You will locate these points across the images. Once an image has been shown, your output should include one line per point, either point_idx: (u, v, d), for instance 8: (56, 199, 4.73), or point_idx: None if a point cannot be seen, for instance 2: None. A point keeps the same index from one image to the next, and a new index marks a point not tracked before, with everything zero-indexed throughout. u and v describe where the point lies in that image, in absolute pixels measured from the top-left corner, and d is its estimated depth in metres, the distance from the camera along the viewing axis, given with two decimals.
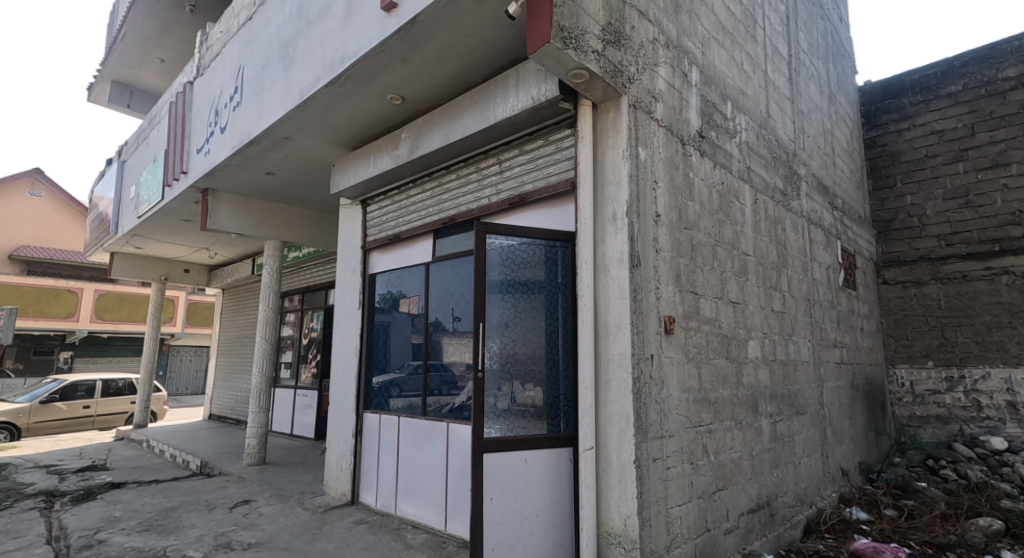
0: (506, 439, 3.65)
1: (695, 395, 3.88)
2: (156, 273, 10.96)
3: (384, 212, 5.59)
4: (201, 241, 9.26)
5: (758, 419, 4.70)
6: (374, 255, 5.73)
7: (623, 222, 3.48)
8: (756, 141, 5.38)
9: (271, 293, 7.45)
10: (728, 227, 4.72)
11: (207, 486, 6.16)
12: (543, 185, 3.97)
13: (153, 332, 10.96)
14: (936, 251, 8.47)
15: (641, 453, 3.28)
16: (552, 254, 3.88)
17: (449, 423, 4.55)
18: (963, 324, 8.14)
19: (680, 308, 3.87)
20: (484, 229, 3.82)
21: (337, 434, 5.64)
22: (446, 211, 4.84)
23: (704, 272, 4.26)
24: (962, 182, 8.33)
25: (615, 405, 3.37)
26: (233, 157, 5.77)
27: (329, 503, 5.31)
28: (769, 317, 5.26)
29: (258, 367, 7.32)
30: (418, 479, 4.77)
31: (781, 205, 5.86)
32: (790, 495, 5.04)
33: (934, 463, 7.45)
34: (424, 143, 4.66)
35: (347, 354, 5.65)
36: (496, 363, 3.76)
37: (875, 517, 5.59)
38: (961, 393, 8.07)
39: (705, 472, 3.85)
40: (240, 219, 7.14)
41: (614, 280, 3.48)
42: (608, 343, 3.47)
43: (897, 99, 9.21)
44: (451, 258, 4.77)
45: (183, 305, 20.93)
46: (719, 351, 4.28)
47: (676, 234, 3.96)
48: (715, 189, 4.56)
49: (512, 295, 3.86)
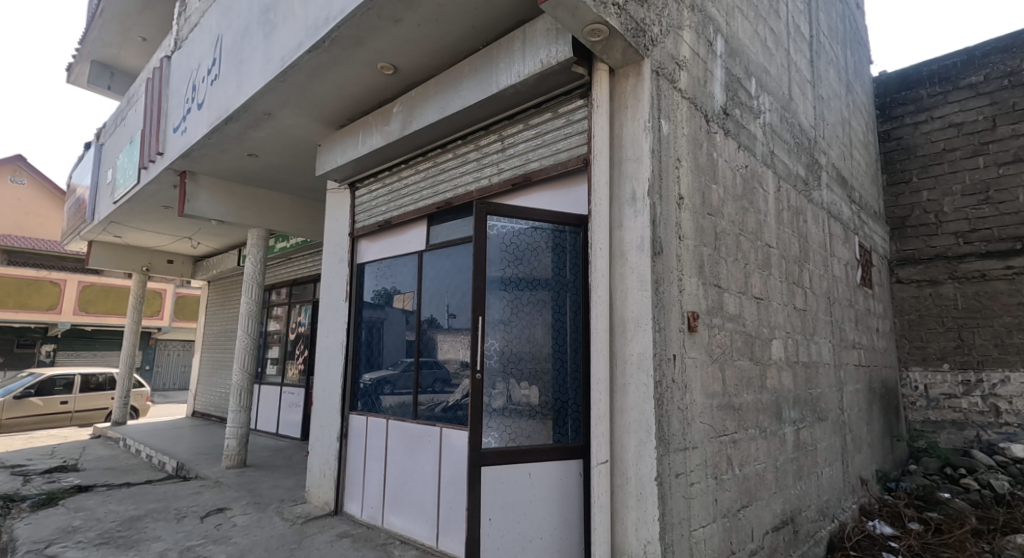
0: (506, 451, 3.23)
1: (718, 400, 3.46)
2: (138, 264, 10.46)
3: (373, 195, 5.14)
4: (184, 230, 8.77)
5: (782, 427, 4.29)
6: (363, 243, 5.27)
7: (644, 203, 3.04)
8: (779, 125, 4.95)
9: (254, 285, 6.99)
10: (751, 215, 4.29)
11: (179, 492, 5.69)
12: (551, 163, 3.53)
13: (133, 325, 10.46)
14: (953, 249, 8.08)
15: (663, 468, 2.85)
16: (560, 240, 3.47)
17: (442, 428, 4.10)
18: (981, 325, 7.75)
19: (703, 303, 3.44)
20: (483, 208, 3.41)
21: (321, 437, 5.19)
22: (442, 194, 4.39)
23: (727, 264, 3.83)
24: (982, 178, 7.93)
25: (633, 412, 2.94)
26: (211, 135, 5.30)
27: (310, 512, 4.87)
28: (792, 316, 4.85)
29: (238, 363, 6.87)
30: (407, 489, 4.33)
31: (803, 195, 5.44)
32: (813, 509, 4.64)
33: (953, 471, 7.09)
34: (417, 118, 4.21)
35: (333, 350, 5.21)
36: (496, 363, 3.35)
37: (901, 532, 5.23)
38: (979, 398, 7.71)
39: (730, 487, 3.43)
40: (221, 205, 6.67)
41: (632, 268, 3.05)
42: (625, 341, 3.04)
43: (914, 90, 8.81)
44: (447, 246, 4.33)
45: (170, 299, 20.35)
46: (743, 351, 3.85)
47: (699, 220, 3.53)
48: (739, 173, 4.13)
49: (514, 286, 3.46)
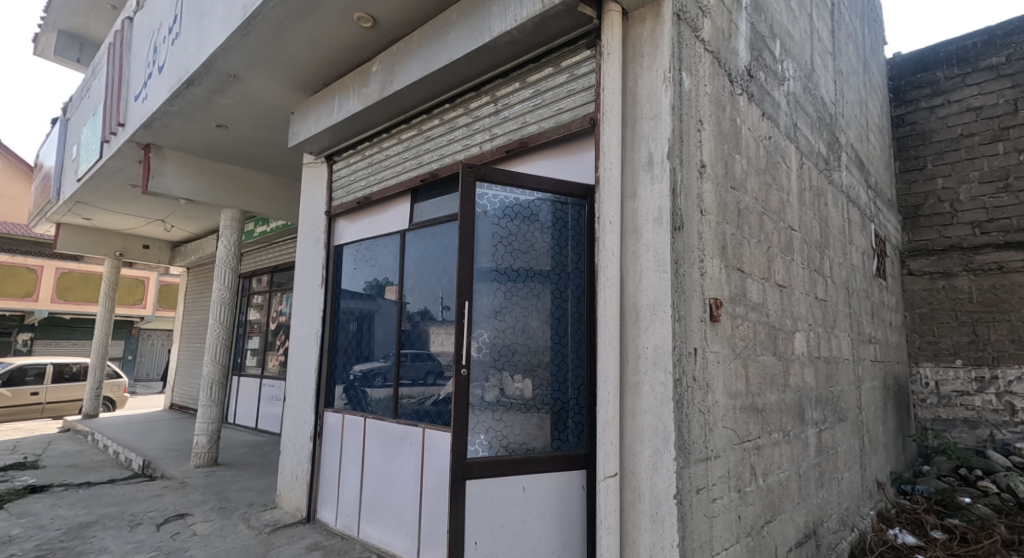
0: (496, 461, 2.76)
1: (741, 401, 3.01)
2: (110, 249, 9.91)
3: (352, 169, 4.62)
4: (156, 212, 8.22)
5: (804, 430, 3.86)
6: (341, 223, 4.77)
7: (663, 169, 2.57)
8: (803, 95, 4.45)
9: (226, 270, 6.46)
10: (775, 193, 3.82)
11: (138, 494, 5.18)
12: (552, 125, 3.05)
13: (105, 313, 9.91)
14: (969, 240, 7.62)
15: (683, 484, 2.40)
16: (561, 214, 2.99)
17: (424, 429, 3.65)
18: (997, 320, 7.34)
19: (726, 290, 2.98)
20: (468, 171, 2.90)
21: (293, 436, 4.72)
22: (427, 165, 3.90)
23: (750, 246, 3.36)
24: (1002, 164, 7.47)
25: (648, 416, 2.48)
26: (172, 102, 4.75)
27: (280, 519, 4.39)
28: (814, 307, 4.40)
29: (209, 354, 6.37)
30: (385, 497, 3.87)
31: (824, 175, 4.97)
32: (834, 519, 4.22)
33: (968, 473, 6.67)
34: (399, 76, 3.70)
35: (307, 341, 4.73)
36: (485, 356, 2.87)
37: (926, 542, 4.84)
38: (993, 395, 7.32)
39: (753, 501, 2.99)
40: (190, 183, 6.13)
41: (649, 246, 2.58)
42: (639, 332, 2.57)
43: (931, 71, 8.32)
44: (433, 225, 3.85)
45: (153, 287, 19.76)
46: (767, 345, 3.40)
47: (721, 194, 3.06)
48: (763, 145, 3.65)
49: (508, 267, 2.98)
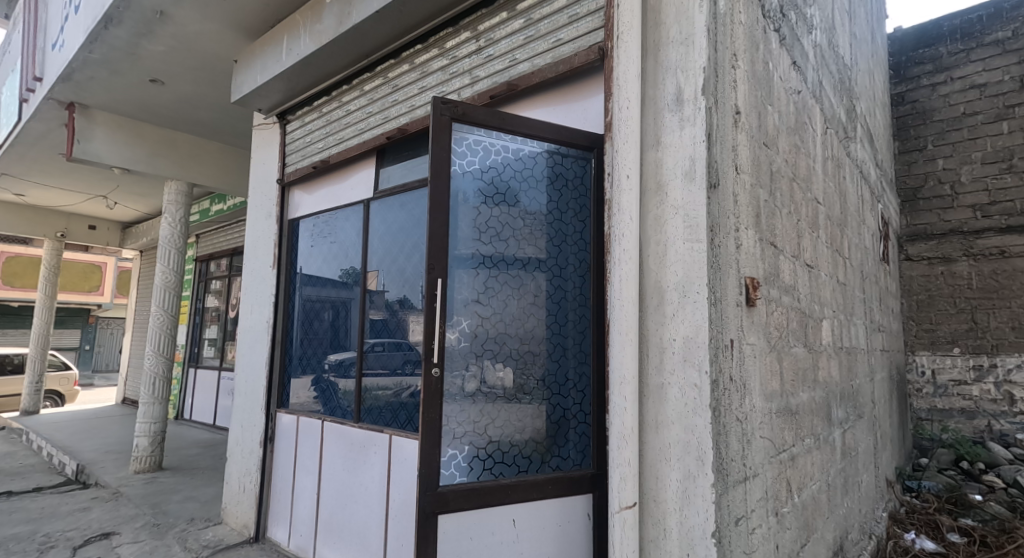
0: (477, 489, 2.15)
1: (778, 404, 2.48)
2: (50, 229, 9.01)
3: (308, 129, 3.93)
4: (96, 188, 7.37)
5: (831, 431, 3.36)
6: (295, 193, 4.10)
7: (696, 108, 1.98)
8: (826, 50, 3.85)
9: (171, 250, 5.70)
10: (802, 158, 3.28)
11: (61, 508, 4.47)
12: (548, 62, 2.46)
13: (45, 299, 9.00)
14: (970, 224, 6.51)
15: (723, 516, 1.84)
16: (559, 169, 2.40)
17: (392, 436, 3.06)
18: (997, 306, 6.28)
19: (761, 268, 2.43)
20: (442, 107, 2.20)
21: (241, 440, 4.06)
22: (394, 120, 3.25)
23: (783, 217, 2.82)
24: (1006, 144, 6.33)
25: (676, 428, 1.92)
26: (90, 47, 3.99)
27: (223, 540, 3.75)
28: (836, 291, 3.90)
29: (151, 345, 5.63)
30: (346, 516, 3.26)
31: (843, 144, 4.44)
32: (856, 529, 3.76)
33: (970, 466, 5.87)
34: (358, 5, 3.02)
35: (258, 330, 4.07)
36: (467, 349, 2.26)
37: (945, 548, 4.44)
38: (992, 384, 6.31)
39: (790, 524, 2.48)
40: (124, 150, 5.35)
41: (677, 207, 2.00)
42: (663, 319, 2.00)
43: (933, 46, 6.99)
44: (402, 191, 3.23)
45: (112, 272, 18.73)
46: (799, 334, 2.88)
47: (755, 151, 2.50)
48: (792, 100, 3.09)
49: (493, 238, 2.36)
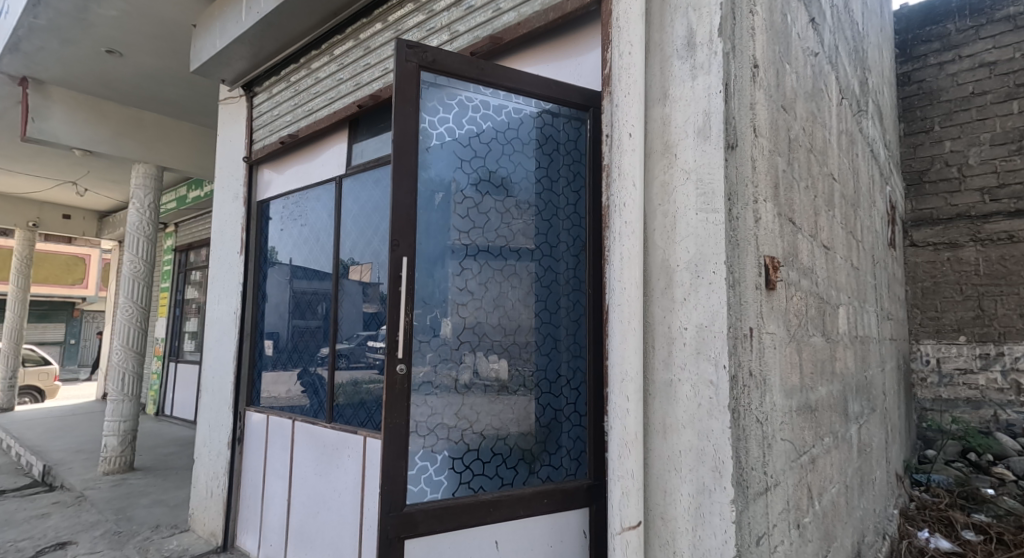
0: (452, 507, 1.84)
1: (797, 400, 2.19)
2: (20, 218, 8.63)
3: (275, 100, 3.59)
4: (64, 173, 6.99)
5: (848, 427, 3.09)
6: (264, 172, 3.77)
7: (710, 53, 1.67)
8: (841, 13, 3.52)
9: (139, 238, 5.33)
10: (818, 128, 2.97)
11: (18, 514, 4.17)
12: (536, 11, 2.15)
13: (18, 292, 8.62)
14: (977, 208, 6.09)
15: (744, 536, 1.55)
16: (549, 131, 2.11)
17: (366, 439, 2.76)
18: (1006, 293, 5.89)
19: (781, 247, 2.14)
20: (408, 52, 1.87)
21: (209, 441, 3.75)
22: (366, 85, 2.92)
23: (800, 192, 2.52)
24: (1015, 124, 5.89)
25: (689, 433, 1.63)
26: (34, 12, 3.62)
27: (188, 549, 3.45)
28: (851, 276, 3.61)
29: (119, 339, 5.28)
30: (318, 525, 2.96)
31: (855, 119, 4.11)
32: (871, 529, 3.50)
33: (978, 458, 5.56)
34: None
35: (225, 321, 3.74)
36: (443, 341, 1.96)
37: (961, 547, 4.18)
38: (998, 373, 5.95)
39: (811, 536, 2.19)
40: (85, 129, 4.99)
41: (688, 172, 1.70)
42: (673, 305, 1.70)
43: (940, 23, 6.51)
44: (376, 166, 2.91)
45: (95, 265, 18.35)
46: (816, 322, 2.59)
47: (773, 114, 2.18)
48: (809, 63, 2.76)
49: (472, 211, 2.04)
